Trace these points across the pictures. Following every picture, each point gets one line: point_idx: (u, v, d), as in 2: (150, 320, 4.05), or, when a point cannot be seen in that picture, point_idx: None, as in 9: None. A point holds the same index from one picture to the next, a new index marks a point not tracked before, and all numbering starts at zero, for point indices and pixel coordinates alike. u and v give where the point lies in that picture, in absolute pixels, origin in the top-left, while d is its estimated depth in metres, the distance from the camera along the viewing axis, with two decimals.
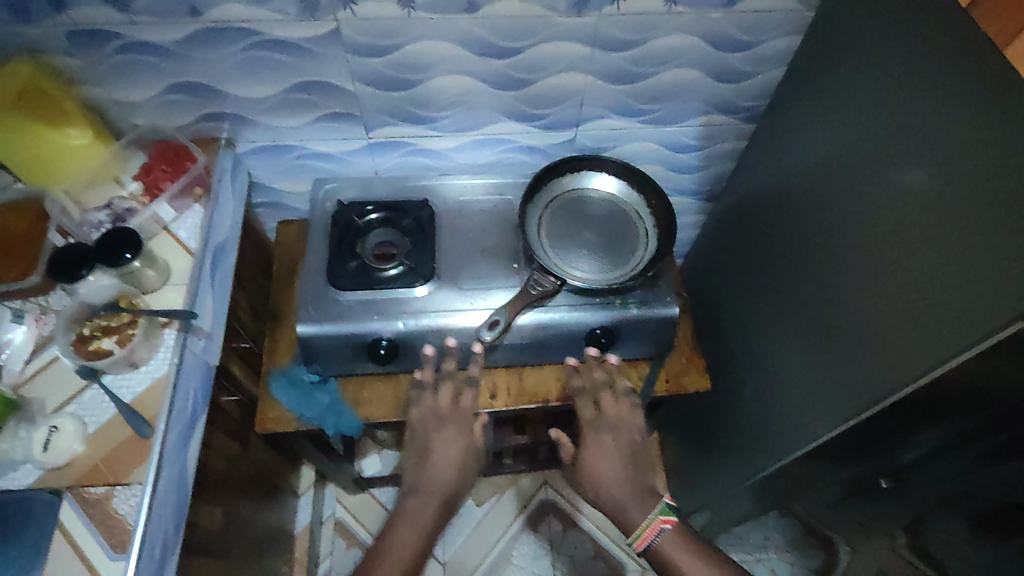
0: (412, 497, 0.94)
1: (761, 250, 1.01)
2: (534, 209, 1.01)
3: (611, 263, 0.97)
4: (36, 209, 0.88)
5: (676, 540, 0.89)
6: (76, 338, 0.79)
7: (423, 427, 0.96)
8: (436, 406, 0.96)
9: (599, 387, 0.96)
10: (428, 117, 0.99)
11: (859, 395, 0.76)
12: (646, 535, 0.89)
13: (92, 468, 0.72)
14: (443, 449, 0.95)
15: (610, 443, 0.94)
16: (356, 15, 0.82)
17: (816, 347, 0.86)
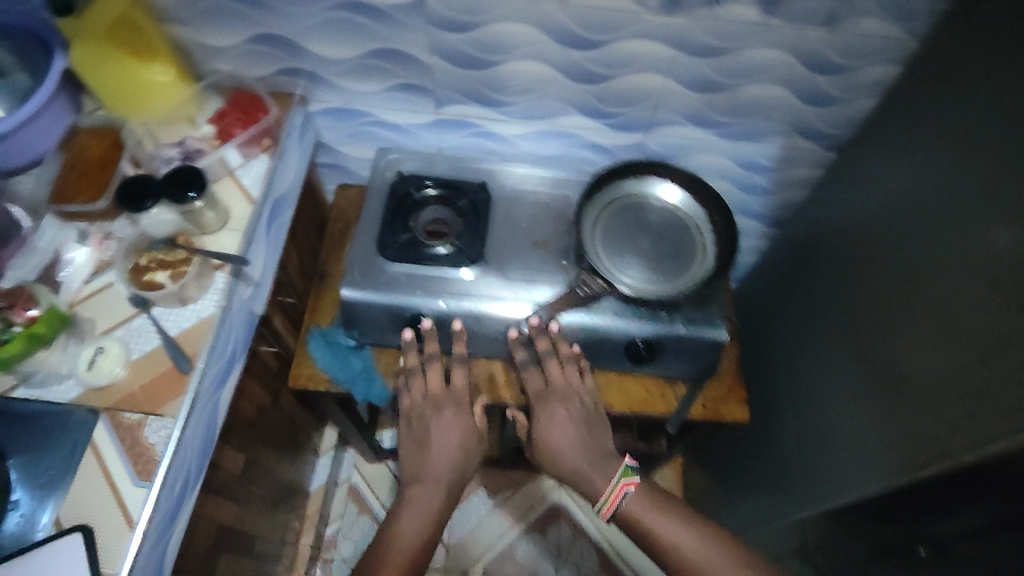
0: (417, 484, 0.94)
1: (825, 283, 0.97)
2: (591, 210, 0.99)
3: (661, 276, 0.94)
4: (113, 136, 0.91)
5: (643, 503, 0.88)
6: (132, 266, 0.81)
7: (420, 414, 0.97)
8: (428, 390, 0.97)
9: (546, 360, 0.94)
10: (499, 100, 0.98)
11: (911, 457, 0.72)
12: (612, 500, 0.89)
13: (130, 395, 0.75)
14: (447, 434, 0.96)
15: (561, 412, 0.94)
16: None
17: (870, 395, 0.82)
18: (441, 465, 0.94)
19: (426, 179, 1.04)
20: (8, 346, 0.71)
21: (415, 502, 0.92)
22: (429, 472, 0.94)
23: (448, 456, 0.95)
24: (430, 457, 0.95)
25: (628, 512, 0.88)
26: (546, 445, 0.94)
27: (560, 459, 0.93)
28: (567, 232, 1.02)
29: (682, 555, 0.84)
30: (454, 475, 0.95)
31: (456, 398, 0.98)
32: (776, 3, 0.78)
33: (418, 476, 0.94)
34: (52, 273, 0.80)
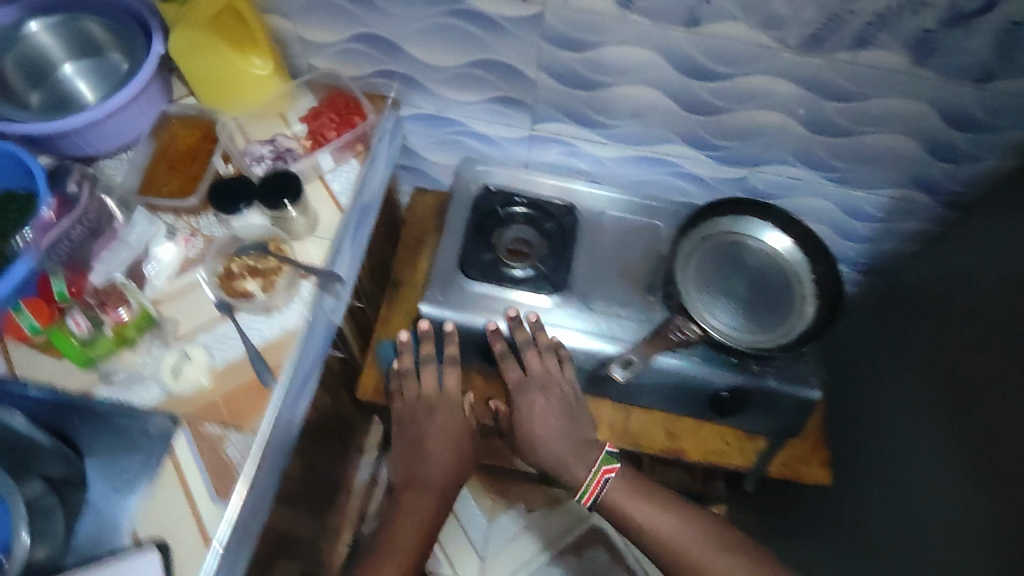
0: (409, 490, 0.86)
1: (891, 354, 0.98)
2: (686, 244, 0.94)
3: (754, 325, 0.89)
4: (205, 128, 0.89)
5: (626, 490, 0.84)
6: (222, 272, 0.79)
7: (411, 415, 0.90)
8: (420, 391, 0.91)
9: (524, 351, 0.90)
10: (601, 122, 0.92)
11: (1004, 544, 0.67)
12: (592, 489, 0.83)
13: (212, 404, 0.73)
14: (440, 436, 0.89)
15: (543, 404, 0.88)
16: (568, 4, 0.74)
17: (927, 471, 0.84)
18: (434, 470, 0.86)
19: (515, 196, 1.01)
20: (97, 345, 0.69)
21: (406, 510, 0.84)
22: (420, 472, 0.86)
23: (443, 462, 0.87)
24: (423, 459, 0.87)
25: (611, 501, 0.83)
26: (530, 439, 0.87)
27: (541, 450, 0.87)
28: (656, 266, 0.97)
29: (668, 544, 0.80)
30: (446, 478, 0.87)
31: (447, 399, 0.92)
32: (928, 52, 0.73)
33: (410, 479, 0.86)
34: (138, 271, 0.77)
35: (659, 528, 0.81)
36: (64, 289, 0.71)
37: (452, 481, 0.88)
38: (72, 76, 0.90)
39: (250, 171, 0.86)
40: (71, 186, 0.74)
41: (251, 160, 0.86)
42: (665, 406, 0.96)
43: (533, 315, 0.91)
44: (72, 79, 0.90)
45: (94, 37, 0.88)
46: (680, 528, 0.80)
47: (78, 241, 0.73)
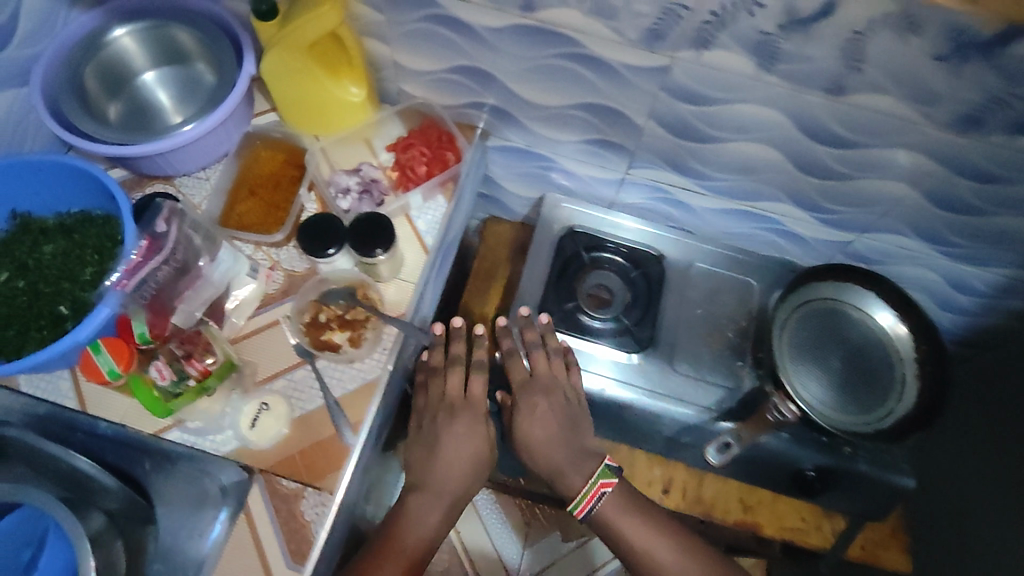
0: (418, 495, 0.77)
1: (977, 412, 0.98)
2: (782, 310, 0.89)
3: (853, 406, 0.83)
4: (293, 156, 0.85)
5: (621, 505, 0.79)
6: (308, 320, 0.74)
7: (430, 416, 0.82)
8: (444, 391, 0.82)
9: (533, 351, 0.85)
10: (704, 174, 0.85)
11: None
12: (588, 501, 0.78)
13: (288, 459, 0.70)
14: (455, 444, 0.79)
15: (545, 406, 0.82)
16: (698, 59, 0.66)
17: (998, 554, 0.86)
18: (445, 481, 0.78)
19: (600, 239, 0.96)
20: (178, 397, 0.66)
21: (404, 521, 0.75)
22: (428, 478, 0.78)
23: (454, 470, 0.78)
24: (435, 465, 0.78)
25: (602, 515, 0.78)
26: (526, 444, 0.81)
27: (538, 456, 0.80)
28: (746, 328, 0.91)
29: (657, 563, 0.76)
30: (456, 489, 0.78)
31: (471, 405, 0.83)
32: None
33: (417, 485, 0.78)
34: (218, 308, 0.73)
35: (651, 547, 0.76)
36: (145, 332, 0.67)
37: (462, 495, 0.79)
38: (152, 84, 0.83)
39: (335, 203, 0.82)
40: (158, 224, 0.69)
41: (336, 191, 0.82)
42: (743, 477, 0.91)
43: (543, 318, 0.88)
44: (151, 88, 0.83)
45: (180, 46, 0.83)
46: (675, 552, 0.76)
47: (163, 279, 0.69)
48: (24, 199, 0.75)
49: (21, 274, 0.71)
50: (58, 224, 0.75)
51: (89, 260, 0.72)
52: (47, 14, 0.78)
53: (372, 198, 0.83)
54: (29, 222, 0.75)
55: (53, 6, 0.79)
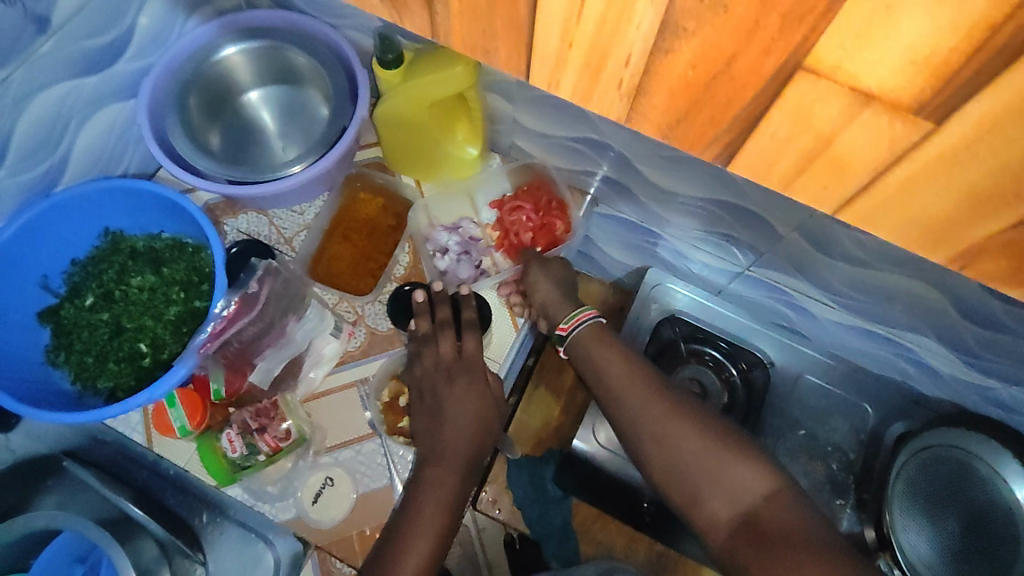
0: (432, 464, 0.63)
1: None
2: (902, 454, 0.78)
3: (961, 564, 0.71)
4: (388, 201, 0.81)
5: (602, 332, 0.71)
6: (387, 399, 0.71)
7: (430, 386, 0.67)
8: (438, 356, 0.68)
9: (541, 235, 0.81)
10: (835, 290, 0.76)
11: None
12: (576, 320, 0.72)
13: (346, 540, 0.67)
14: (461, 399, 0.66)
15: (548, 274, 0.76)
16: None
17: None
18: (458, 442, 0.64)
19: (707, 334, 0.90)
20: (248, 468, 0.66)
21: (427, 490, 0.61)
22: (435, 436, 0.64)
23: (463, 432, 0.64)
24: (449, 421, 0.65)
25: (580, 341, 0.71)
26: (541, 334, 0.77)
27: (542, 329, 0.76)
28: (852, 462, 0.85)
29: (615, 401, 0.67)
30: (472, 450, 0.64)
31: (471, 364, 0.68)
32: None
33: (429, 455, 0.64)
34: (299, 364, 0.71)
35: (614, 376, 0.68)
36: (221, 390, 0.66)
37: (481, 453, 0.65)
38: (257, 104, 0.79)
39: (429, 261, 0.79)
40: (252, 283, 0.65)
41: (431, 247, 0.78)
42: None
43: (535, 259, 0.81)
44: (256, 108, 0.79)
45: (294, 70, 0.78)
46: (637, 374, 0.67)
47: (251, 334, 0.67)
48: (116, 217, 0.73)
49: (107, 303, 0.70)
50: (147, 248, 0.72)
51: (174, 298, 0.69)
52: (164, 24, 0.74)
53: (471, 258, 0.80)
54: (120, 241, 0.73)
55: (171, 15, 0.74)
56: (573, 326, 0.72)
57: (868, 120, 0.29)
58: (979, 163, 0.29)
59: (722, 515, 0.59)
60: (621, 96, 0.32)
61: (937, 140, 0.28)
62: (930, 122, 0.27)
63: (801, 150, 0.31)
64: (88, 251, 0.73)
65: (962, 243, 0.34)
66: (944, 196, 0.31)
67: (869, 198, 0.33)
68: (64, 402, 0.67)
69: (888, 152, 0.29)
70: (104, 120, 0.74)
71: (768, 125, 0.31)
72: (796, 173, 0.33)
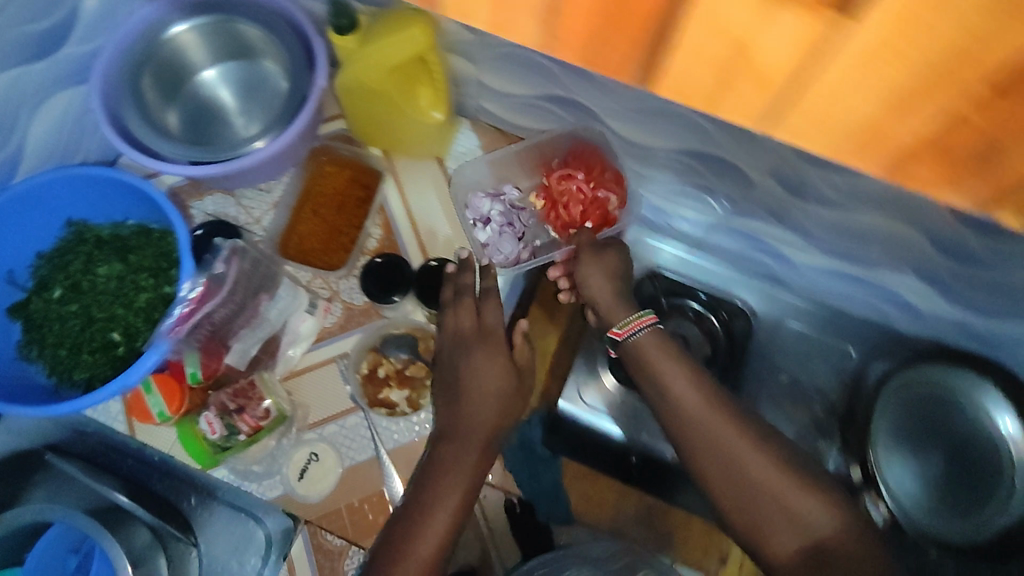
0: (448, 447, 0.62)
1: None
2: (885, 395, 0.80)
3: (939, 498, 0.75)
4: (358, 172, 0.79)
5: (661, 339, 0.64)
6: (366, 371, 0.69)
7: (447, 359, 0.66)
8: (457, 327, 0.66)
9: (592, 207, 0.75)
10: (810, 233, 0.75)
11: None
12: (634, 324, 0.65)
13: (335, 513, 0.67)
14: (473, 377, 0.63)
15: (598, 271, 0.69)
16: None
17: None
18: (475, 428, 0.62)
19: (687, 288, 0.89)
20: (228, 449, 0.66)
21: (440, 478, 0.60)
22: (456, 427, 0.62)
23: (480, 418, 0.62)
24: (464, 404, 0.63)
25: (638, 349, 0.65)
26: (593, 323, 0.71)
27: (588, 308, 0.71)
28: (835, 405, 0.85)
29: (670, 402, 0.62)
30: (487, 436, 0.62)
31: (488, 335, 0.66)
32: None
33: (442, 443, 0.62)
34: (275, 342, 0.70)
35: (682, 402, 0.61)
36: (197, 373, 0.65)
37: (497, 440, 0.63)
38: (214, 82, 0.77)
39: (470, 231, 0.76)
40: (217, 265, 0.64)
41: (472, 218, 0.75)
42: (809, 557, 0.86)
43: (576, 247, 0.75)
44: (213, 87, 0.77)
45: (247, 44, 0.76)
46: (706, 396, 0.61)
47: (224, 316, 0.65)
48: (78, 207, 0.72)
49: (75, 295, 0.69)
50: (113, 236, 0.71)
51: (144, 284, 0.69)
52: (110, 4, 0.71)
53: (513, 230, 0.76)
54: (85, 231, 0.72)
55: None
56: (629, 333, 0.65)
57: (776, 23, 0.27)
58: (901, 55, 0.26)
59: (795, 559, 0.57)
60: (536, 14, 0.32)
61: (850, 36, 0.26)
62: (840, 15, 0.25)
63: (718, 59, 0.30)
64: (53, 242, 0.72)
65: (905, 138, 0.31)
66: (869, 98, 0.29)
67: (796, 111, 0.31)
68: (42, 399, 0.66)
69: (804, 54, 0.28)
70: (55, 108, 0.72)
71: (687, 38, 0.29)
72: (717, 89, 0.32)
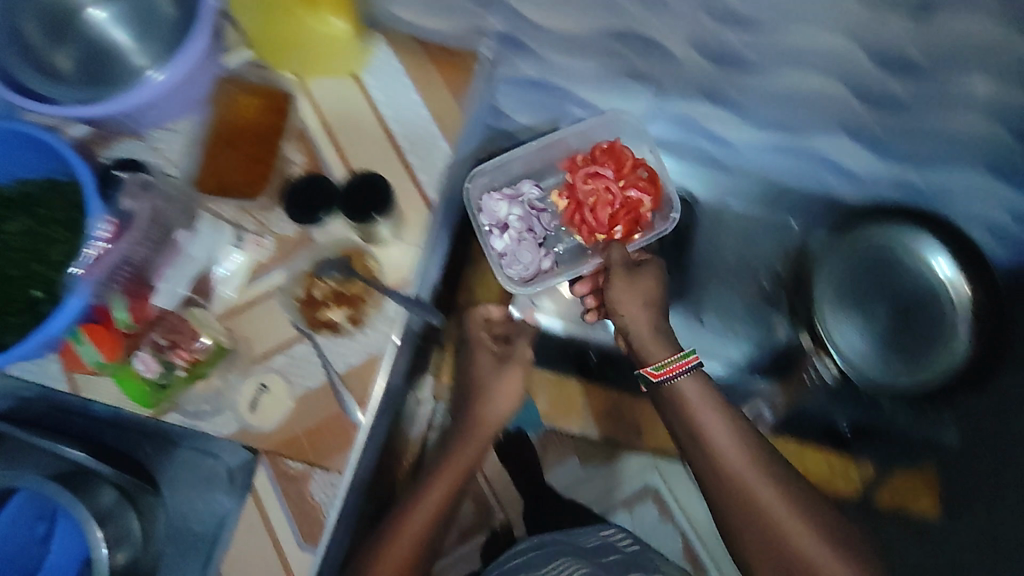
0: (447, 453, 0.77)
1: None
2: (832, 260, 0.85)
3: (884, 348, 0.83)
4: (269, 96, 0.74)
5: (701, 388, 0.73)
6: (303, 295, 0.69)
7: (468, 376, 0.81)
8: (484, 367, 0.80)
9: (622, 216, 0.79)
10: (740, 106, 0.74)
11: None
12: (671, 368, 0.72)
13: (294, 440, 0.66)
14: (490, 372, 0.81)
15: (633, 298, 0.76)
16: None
17: None
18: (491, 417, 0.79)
19: None
20: (170, 386, 0.66)
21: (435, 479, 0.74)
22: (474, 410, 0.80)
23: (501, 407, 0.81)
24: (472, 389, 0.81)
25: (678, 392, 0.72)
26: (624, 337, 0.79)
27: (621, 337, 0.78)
28: (781, 277, 0.88)
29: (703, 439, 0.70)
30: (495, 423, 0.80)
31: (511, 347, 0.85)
32: None
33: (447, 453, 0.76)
34: (207, 281, 0.69)
35: (726, 455, 0.68)
36: (126, 318, 0.64)
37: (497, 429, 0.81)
38: (104, 21, 0.70)
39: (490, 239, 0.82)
40: (126, 202, 0.64)
41: (491, 225, 0.81)
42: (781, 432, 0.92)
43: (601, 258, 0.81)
44: (103, 25, 0.70)
45: None
46: (735, 434, 0.69)
47: (143, 256, 0.64)
48: None
49: None
50: (18, 193, 0.67)
51: (59, 237, 0.66)
52: None
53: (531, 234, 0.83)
54: None
55: None
56: (666, 376, 0.72)
57: None
58: None
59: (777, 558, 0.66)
60: None
61: None
62: None
63: None
64: None
65: None
66: None
67: None
68: None
69: None
70: None
71: None
72: None
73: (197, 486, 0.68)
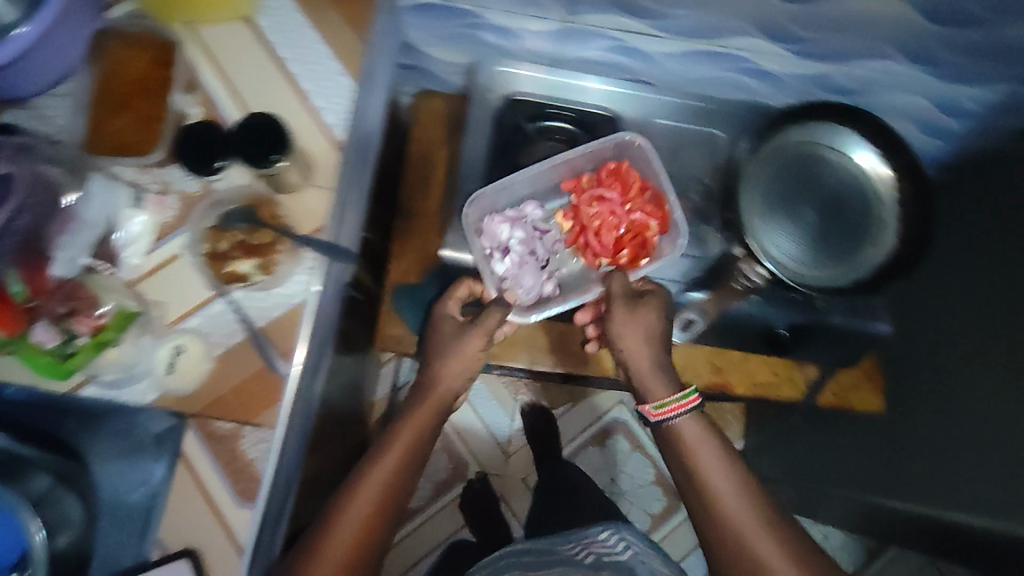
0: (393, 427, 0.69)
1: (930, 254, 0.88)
2: (755, 165, 0.80)
3: (817, 253, 0.77)
4: (154, 46, 0.70)
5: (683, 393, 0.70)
6: (209, 249, 0.67)
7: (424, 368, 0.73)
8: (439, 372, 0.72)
9: (629, 239, 0.80)
10: (653, 12, 0.72)
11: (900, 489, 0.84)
12: (673, 409, 0.69)
13: (219, 399, 0.64)
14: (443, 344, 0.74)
15: (638, 333, 0.73)
16: None
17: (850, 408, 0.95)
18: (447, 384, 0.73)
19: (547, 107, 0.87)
20: (77, 355, 0.63)
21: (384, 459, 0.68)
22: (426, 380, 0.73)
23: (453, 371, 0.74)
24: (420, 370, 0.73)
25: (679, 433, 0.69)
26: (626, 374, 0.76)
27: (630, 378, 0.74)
28: (711, 188, 0.87)
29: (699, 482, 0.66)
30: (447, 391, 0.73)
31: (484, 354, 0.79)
32: None
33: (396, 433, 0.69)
34: (108, 247, 0.66)
35: (717, 488, 0.65)
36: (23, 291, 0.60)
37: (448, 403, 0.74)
38: None
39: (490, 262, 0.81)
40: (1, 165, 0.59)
41: (493, 249, 0.81)
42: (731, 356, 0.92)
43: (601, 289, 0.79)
44: None
45: None
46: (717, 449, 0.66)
47: (30, 222, 0.60)
48: None
49: None
50: None
51: None
52: None
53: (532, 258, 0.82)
54: None
55: None
56: (667, 417, 0.69)
57: None
58: None
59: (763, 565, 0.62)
60: None
61: None
62: None
63: None
64: None
65: None
66: None
67: None
68: None
69: None
70: None
71: None
72: None
73: (126, 461, 0.65)
